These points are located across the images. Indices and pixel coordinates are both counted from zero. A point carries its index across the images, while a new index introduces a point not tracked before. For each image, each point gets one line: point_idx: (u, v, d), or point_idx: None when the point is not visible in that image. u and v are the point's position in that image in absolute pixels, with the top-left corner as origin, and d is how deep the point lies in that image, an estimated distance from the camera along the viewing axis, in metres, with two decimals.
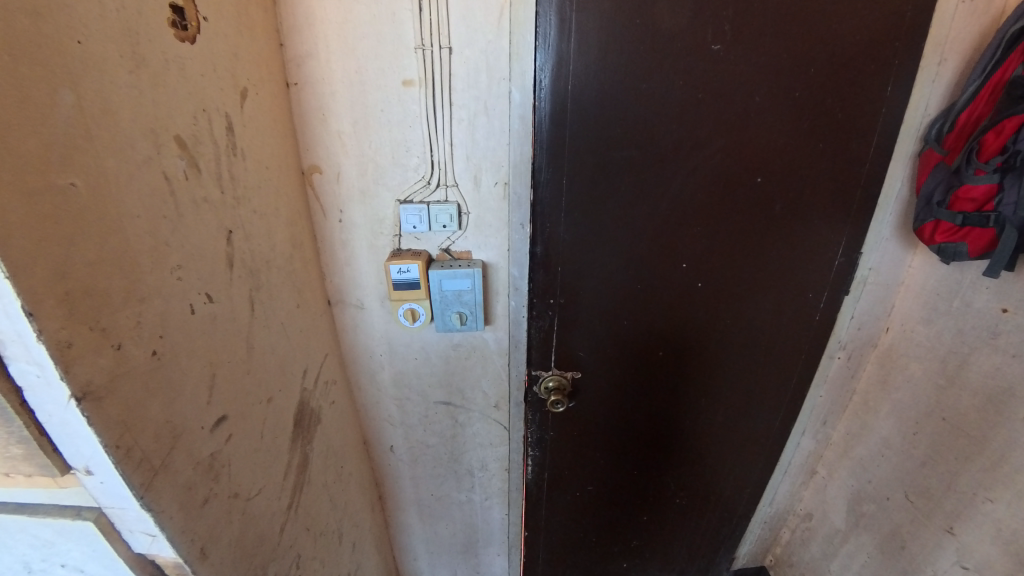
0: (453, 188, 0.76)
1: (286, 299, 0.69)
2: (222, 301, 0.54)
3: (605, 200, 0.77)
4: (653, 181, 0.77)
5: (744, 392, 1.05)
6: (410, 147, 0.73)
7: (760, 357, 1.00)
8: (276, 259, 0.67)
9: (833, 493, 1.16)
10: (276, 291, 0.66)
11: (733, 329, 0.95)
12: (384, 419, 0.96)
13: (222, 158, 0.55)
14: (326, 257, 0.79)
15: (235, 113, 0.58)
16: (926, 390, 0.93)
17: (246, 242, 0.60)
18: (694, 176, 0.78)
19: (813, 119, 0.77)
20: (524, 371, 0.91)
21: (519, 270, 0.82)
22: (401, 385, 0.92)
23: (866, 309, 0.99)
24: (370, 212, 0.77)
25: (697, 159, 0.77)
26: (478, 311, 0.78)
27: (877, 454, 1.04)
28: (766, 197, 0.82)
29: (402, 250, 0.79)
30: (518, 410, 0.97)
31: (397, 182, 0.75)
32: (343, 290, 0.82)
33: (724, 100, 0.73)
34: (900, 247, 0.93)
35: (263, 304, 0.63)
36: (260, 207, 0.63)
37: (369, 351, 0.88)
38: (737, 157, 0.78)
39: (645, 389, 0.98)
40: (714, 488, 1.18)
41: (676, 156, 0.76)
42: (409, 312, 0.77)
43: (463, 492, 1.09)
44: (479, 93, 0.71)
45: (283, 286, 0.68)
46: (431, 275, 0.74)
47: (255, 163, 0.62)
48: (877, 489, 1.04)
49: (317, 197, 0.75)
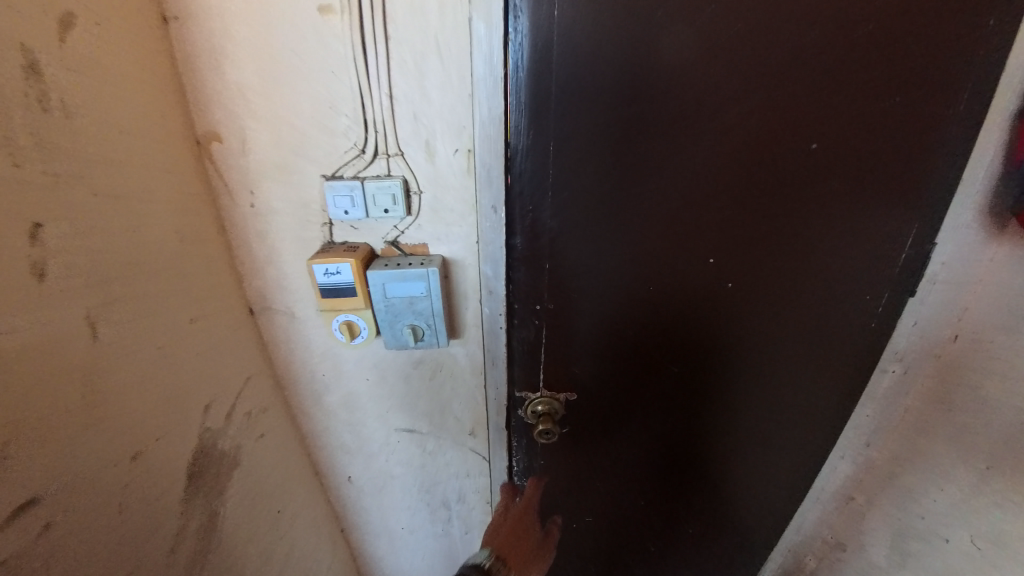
0: (398, 158, 0.54)
1: (174, 314, 0.52)
2: (28, 334, 0.37)
3: (605, 176, 0.57)
4: (669, 149, 0.57)
5: (774, 410, 0.86)
6: (336, 102, 0.52)
7: (795, 371, 0.81)
8: (149, 262, 0.49)
9: (870, 525, 0.98)
10: (150, 307, 0.48)
11: (767, 337, 0.76)
12: (337, 447, 0.79)
13: (20, 116, 0.36)
14: (239, 254, 0.60)
15: (52, 53, 0.39)
16: (1010, 418, 0.73)
17: (86, 245, 0.42)
18: (725, 142, 0.58)
19: (896, 59, 0.56)
20: (505, 393, 0.73)
21: (493, 268, 0.61)
22: (352, 409, 0.74)
23: (932, 315, 0.79)
24: (290, 193, 0.56)
25: (737, 121, 0.57)
26: (438, 323, 0.59)
27: (935, 486, 0.85)
28: (821, 169, 0.62)
29: (335, 244, 0.58)
30: (499, 437, 0.78)
31: (322, 152, 0.54)
32: (267, 295, 0.63)
33: (771, 33, 0.52)
34: (984, 235, 0.72)
35: (125, 327, 0.45)
36: (113, 192, 0.45)
37: (309, 371, 0.69)
38: (787, 116, 0.58)
39: (655, 408, 0.80)
40: (731, 516, 1.01)
41: (708, 114, 0.56)
42: (347, 327, 0.58)
43: (439, 524, 0.93)
44: (428, 21, 0.49)
45: (166, 297, 0.51)
46: (370, 277, 0.55)
47: (102, 127, 0.44)
48: (930, 526, 0.87)
49: (219, 175, 0.56)
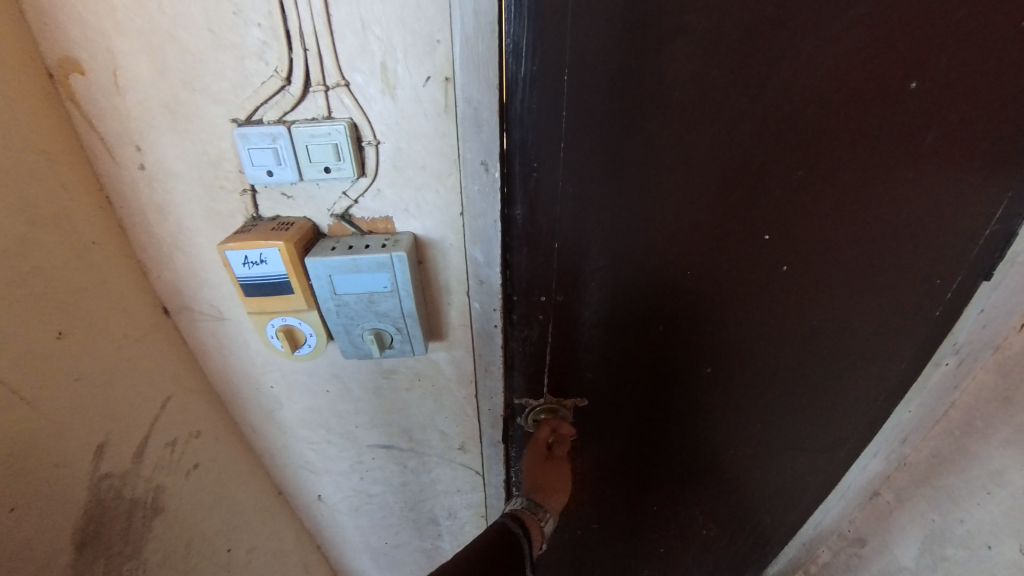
0: (341, 91, 0.36)
1: (28, 331, 0.36)
2: None
3: (637, 118, 0.40)
4: (730, 80, 0.40)
5: (825, 415, 0.69)
6: (239, 2, 0.34)
7: (859, 373, 0.64)
8: None
9: (893, 528, 0.81)
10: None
11: (831, 333, 0.59)
12: (300, 467, 0.65)
13: None
14: (137, 236, 0.44)
15: None
16: None
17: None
18: (809, 70, 0.40)
19: None
20: (502, 403, 0.58)
21: (485, 250, 0.45)
22: (313, 425, 0.60)
23: (1003, 300, 0.61)
24: (193, 148, 0.39)
25: (826, 39, 0.39)
26: (411, 325, 0.44)
27: (983, 490, 0.69)
28: (933, 109, 0.44)
29: (264, 220, 0.42)
30: (495, 452, 0.64)
31: (230, 85, 0.37)
32: (183, 291, 0.47)
33: None
34: None
35: None
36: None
37: (252, 383, 0.54)
38: (899, 31, 0.40)
39: (681, 418, 0.65)
40: (756, 529, 0.85)
41: (787, 25, 0.38)
42: (286, 334, 0.43)
43: (429, 540, 0.81)
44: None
45: (12, 308, 0.35)
46: (309, 268, 0.39)
47: None
48: (971, 533, 0.71)
49: (89, 123, 0.39)
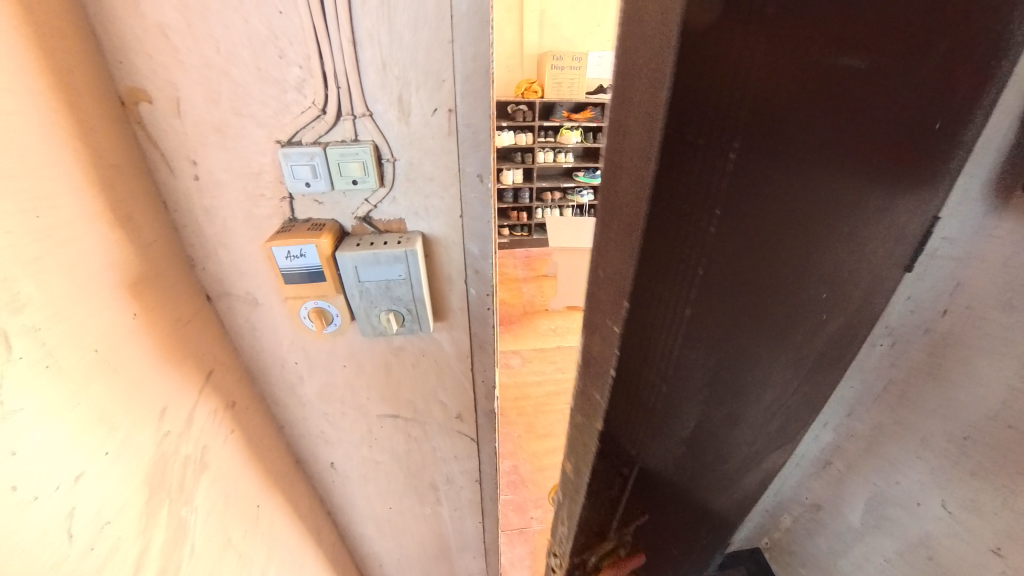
0: (365, 119, 0.45)
1: (126, 309, 0.45)
2: None
3: (756, 178, 0.31)
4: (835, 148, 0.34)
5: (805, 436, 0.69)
6: (284, 47, 0.42)
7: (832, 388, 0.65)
8: (90, 249, 0.41)
9: (845, 496, 0.70)
10: (93, 301, 0.41)
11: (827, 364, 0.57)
12: (315, 437, 0.74)
13: None
14: (188, 235, 0.52)
15: None
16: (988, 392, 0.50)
17: (22, 237, 0.34)
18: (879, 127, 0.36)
19: None
20: (494, 377, 0.68)
21: (480, 246, 0.53)
22: (329, 398, 0.68)
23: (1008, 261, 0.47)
24: (240, 162, 0.48)
25: (928, 63, 0.35)
26: (421, 308, 0.53)
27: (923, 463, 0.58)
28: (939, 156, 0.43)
29: (297, 222, 0.50)
30: (487, 420, 0.74)
31: (272, 113, 0.45)
32: (224, 280, 0.56)
33: None
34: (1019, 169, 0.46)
35: (59, 328, 0.37)
36: (48, 172, 0.37)
37: (278, 360, 0.63)
38: (965, 63, 0.37)
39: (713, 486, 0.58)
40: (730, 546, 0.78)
41: (905, 46, 0.33)
42: (316, 315, 0.52)
43: (428, 505, 0.90)
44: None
45: (117, 292, 0.43)
46: (340, 261, 0.48)
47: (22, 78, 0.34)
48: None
49: (153, 142, 0.46)
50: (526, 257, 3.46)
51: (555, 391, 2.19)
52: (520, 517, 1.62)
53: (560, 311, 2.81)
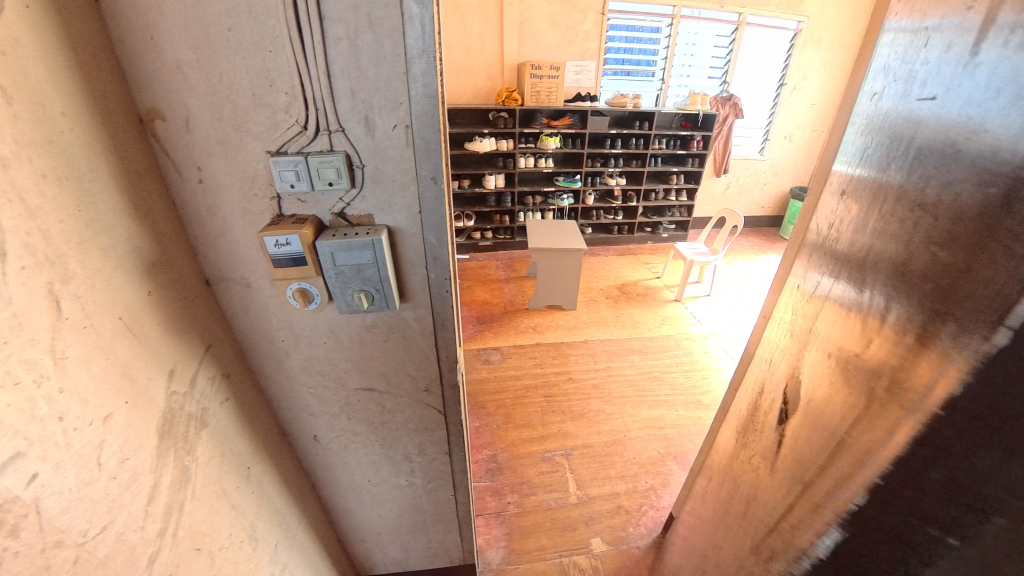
0: (339, 133, 0.56)
1: (143, 284, 0.55)
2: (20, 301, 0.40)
3: None
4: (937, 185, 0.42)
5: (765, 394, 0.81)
6: (274, 78, 0.53)
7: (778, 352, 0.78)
8: (118, 236, 0.51)
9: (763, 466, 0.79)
10: (119, 278, 0.51)
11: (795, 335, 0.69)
12: (300, 409, 0.85)
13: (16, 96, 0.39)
14: (193, 228, 0.62)
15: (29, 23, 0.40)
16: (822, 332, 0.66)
17: (69, 226, 0.45)
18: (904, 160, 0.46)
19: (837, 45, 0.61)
20: (455, 352, 0.79)
21: (437, 236, 0.65)
22: (313, 372, 0.79)
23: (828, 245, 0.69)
24: (237, 168, 0.58)
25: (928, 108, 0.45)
26: (387, 288, 0.64)
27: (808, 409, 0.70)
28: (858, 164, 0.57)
29: (284, 217, 0.61)
30: (451, 392, 0.85)
31: (265, 128, 0.56)
32: (222, 267, 0.66)
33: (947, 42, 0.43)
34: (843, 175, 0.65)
35: (94, 296, 0.48)
36: (90, 176, 0.47)
37: (268, 337, 0.74)
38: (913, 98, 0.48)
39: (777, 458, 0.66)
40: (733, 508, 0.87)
41: None
42: (300, 294, 0.63)
43: (403, 476, 1.01)
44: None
45: (138, 272, 0.54)
46: (318, 248, 0.58)
47: (69, 104, 0.45)
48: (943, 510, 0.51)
49: (166, 151, 0.57)
50: (508, 260, 3.58)
51: (532, 385, 2.29)
52: (497, 502, 1.71)
53: (539, 310, 2.92)
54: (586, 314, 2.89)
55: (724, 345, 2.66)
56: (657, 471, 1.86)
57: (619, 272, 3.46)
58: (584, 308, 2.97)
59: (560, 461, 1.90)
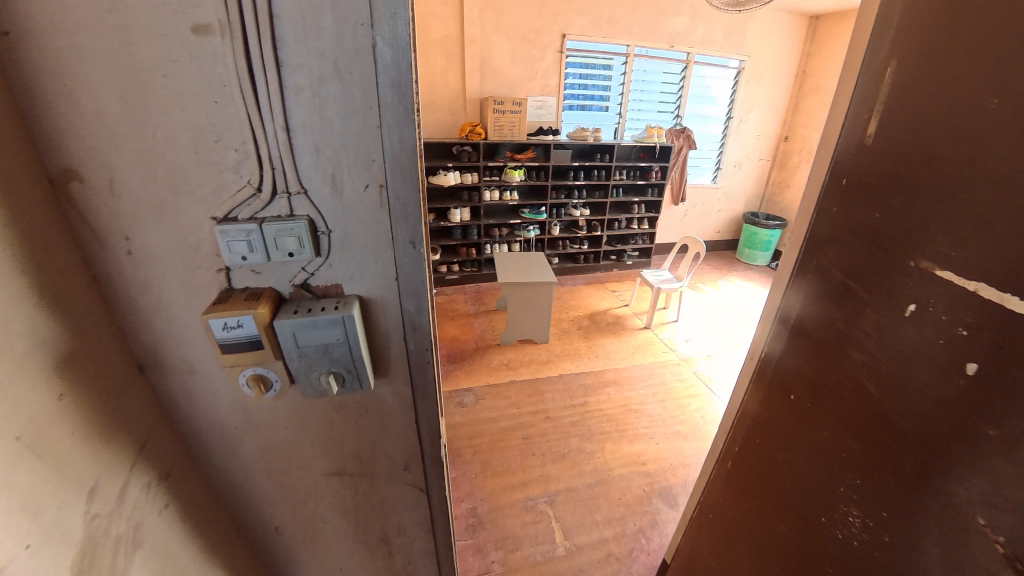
0: (300, 195, 0.48)
1: (52, 386, 0.44)
2: None
3: None
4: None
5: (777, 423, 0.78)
6: (220, 133, 0.45)
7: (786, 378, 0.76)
8: (19, 330, 0.40)
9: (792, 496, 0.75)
10: (19, 383, 0.40)
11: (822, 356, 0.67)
12: (258, 500, 0.72)
13: None
14: (122, 306, 0.52)
15: None
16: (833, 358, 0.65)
17: None
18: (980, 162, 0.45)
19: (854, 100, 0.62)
20: (438, 423, 0.70)
21: (415, 303, 0.57)
22: (273, 458, 0.68)
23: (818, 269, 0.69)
24: (177, 236, 0.49)
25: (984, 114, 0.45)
26: (360, 367, 0.55)
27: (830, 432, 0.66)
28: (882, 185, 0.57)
29: (235, 290, 0.52)
30: (434, 467, 0.76)
31: (210, 191, 0.47)
32: (159, 348, 0.56)
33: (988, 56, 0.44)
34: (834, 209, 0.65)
35: None
36: None
37: (218, 424, 0.63)
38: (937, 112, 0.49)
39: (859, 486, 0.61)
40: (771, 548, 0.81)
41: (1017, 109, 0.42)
42: (256, 380, 0.53)
43: (380, 561, 0.89)
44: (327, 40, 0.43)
45: (47, 373, 0.43)
46: (277, 328, 0.50)
47: None
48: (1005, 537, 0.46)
49: (84, 219, 0.47)
50: (476, 293, 3.51)
51: (509, 427, 2.19)
52: (480, 562, 1.58)
53: (511, 345, 2.85)
54: (558, 347, 2.84)
55: (697, 371, 2.67)
56: (643, 511, 1.79)
57: (588, 302, 3.46)
58: (556, 340, 2.92)
59: (544, 509, 1.79)
